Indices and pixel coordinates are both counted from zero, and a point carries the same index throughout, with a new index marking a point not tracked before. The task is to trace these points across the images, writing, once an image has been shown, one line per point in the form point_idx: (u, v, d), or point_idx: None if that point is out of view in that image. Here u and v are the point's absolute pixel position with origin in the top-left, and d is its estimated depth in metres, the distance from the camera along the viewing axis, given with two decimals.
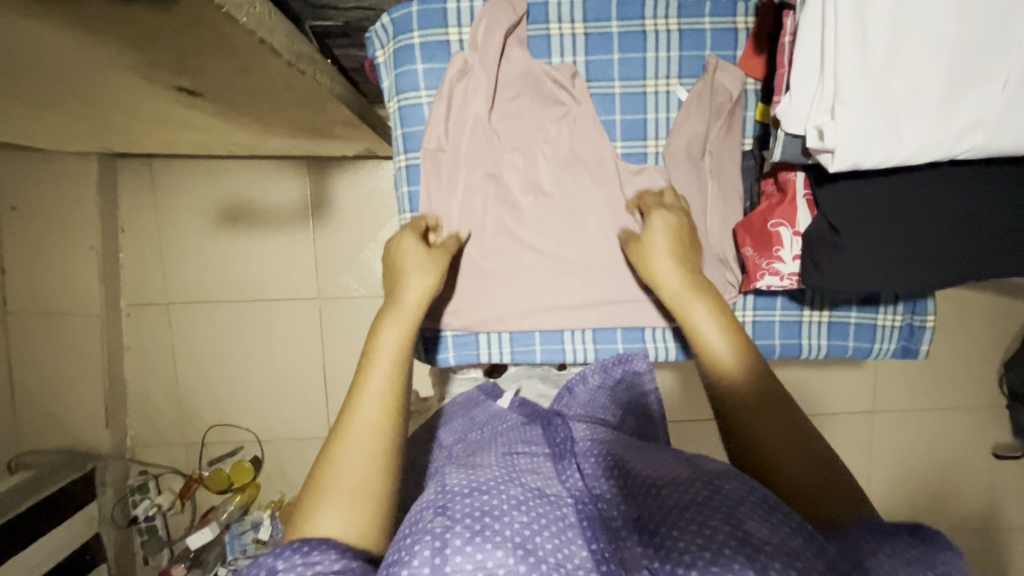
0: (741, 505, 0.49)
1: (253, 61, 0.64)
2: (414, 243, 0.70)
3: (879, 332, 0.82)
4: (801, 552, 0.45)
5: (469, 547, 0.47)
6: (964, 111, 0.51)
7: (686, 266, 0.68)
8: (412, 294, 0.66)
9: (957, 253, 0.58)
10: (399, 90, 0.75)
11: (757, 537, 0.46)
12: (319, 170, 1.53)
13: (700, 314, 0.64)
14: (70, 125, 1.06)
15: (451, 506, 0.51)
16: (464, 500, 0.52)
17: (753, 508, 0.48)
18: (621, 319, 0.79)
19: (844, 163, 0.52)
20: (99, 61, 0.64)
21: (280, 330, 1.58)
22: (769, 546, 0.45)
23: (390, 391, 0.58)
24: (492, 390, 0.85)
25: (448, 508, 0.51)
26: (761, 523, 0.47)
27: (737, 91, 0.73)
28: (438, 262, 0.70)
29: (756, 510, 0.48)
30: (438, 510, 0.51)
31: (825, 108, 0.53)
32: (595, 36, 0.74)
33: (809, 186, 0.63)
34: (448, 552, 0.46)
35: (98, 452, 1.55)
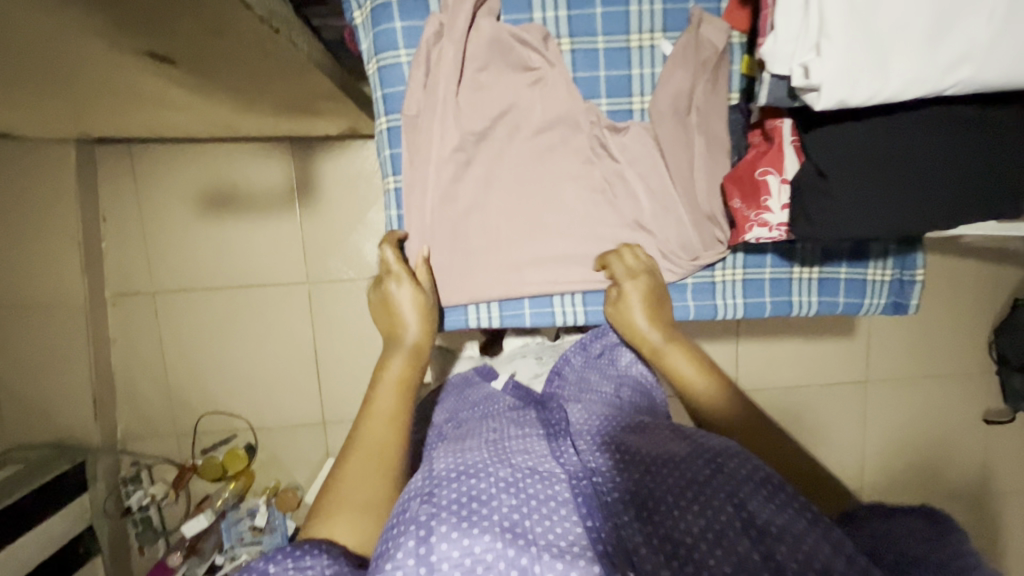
0: (744, 488, 0.53)
1: (224, 19, 0.63)
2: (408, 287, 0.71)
3: (869, 287, 0.82)
4: (803, 535, 0.48)
5: (457, 532, 0.48)
6: (952, 43, 0.50)
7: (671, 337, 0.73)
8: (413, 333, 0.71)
9: (945, 196, 0.58)
10: (377, 50, 0.73)
11: (762, 519, 0.50)
12: (304, 152, 1.51)
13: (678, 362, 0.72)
14: (42, 106, 1.04)
15: (436, 493, 0.52)
16: (451, 486, 0.53)
17: (756, 492, 0.52)
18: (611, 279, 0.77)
19: (831, 100, 0.51)
20: (65, 22, 0.63)
21: (270, 317, 1.57)
22: (773, 529, 0.49)
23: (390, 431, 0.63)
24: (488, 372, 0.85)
25: (434, 496, 0.52)
26: (766, 505, 0.51)
27: (721, 43, 0.72)
28: (429, 302, 0.73)
29: (760, 492, 0.52)
30: (424, 497, 0.52)
31: (810, 46, 0.52)
32: None
33: (797, 132, 0.63)
34: (433, 540, 0.48)
35: (88, 444, 1.53)
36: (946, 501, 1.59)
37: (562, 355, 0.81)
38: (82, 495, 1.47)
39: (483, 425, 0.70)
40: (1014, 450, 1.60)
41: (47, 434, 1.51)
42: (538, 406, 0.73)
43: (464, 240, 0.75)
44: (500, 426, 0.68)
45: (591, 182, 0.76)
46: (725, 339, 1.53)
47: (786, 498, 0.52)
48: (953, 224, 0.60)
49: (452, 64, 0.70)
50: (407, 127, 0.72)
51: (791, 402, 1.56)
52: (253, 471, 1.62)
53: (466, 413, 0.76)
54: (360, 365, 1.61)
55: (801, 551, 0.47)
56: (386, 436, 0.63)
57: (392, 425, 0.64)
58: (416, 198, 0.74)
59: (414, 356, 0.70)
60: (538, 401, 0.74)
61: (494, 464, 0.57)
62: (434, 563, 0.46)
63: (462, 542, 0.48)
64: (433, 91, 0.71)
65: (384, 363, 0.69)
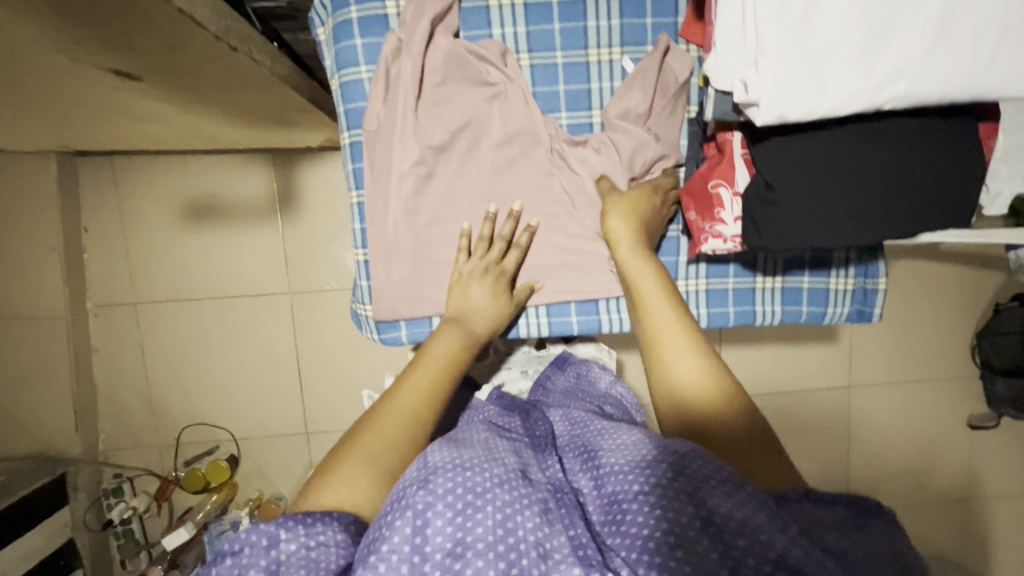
0: (706, 484, 0.49)
1: (180, 38, 0.63)
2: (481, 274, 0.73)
3: (832, 295, 0.83)
4: (762, 525, 0.46)
5: (451, 526, 0.50)
6: (886, 59, 0.51)
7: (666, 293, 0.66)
8: (479, 322, 0.72)
9: (888, 206, 0.59)
10: (339, 66, 0.74)
11: (721, 515, 0.47)
12: (285, 162, 1.51)
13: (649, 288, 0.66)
14: (17, 121, 1.04)
15: (434, 479, 0.53)
16: (447, 475, 0.53)
17: (717, 486, 0.49)
18: (574, 289, 0.78)
19: (770, 115, 0.52)
20: (24, 42, 0.63)
21: (252, 327, 1.57)
22: (732, 523, 0.47)
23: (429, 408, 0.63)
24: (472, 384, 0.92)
25: (430, 482, 0.53)
26: (727, 498, 0.48)
27: (683, 85, 0.74)
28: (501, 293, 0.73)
29: (721, 485, 0.49)
30: (422, 483, 0.53)
31: (749, 63, 0.53)
32: (535, 7, 0.73)
33: (746, 145, 0.64)
34: (428, 530, 0.50)
35: (68, 457, 1.52)
36: (931, 506, 1.58)
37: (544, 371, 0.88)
38: (63, 508, 1.46)
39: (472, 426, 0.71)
40: (998, 454, 1.60)
41: (29, 446, 1.51)
42: (522, 418, 0.76)
43: (428, 252, 0.76)
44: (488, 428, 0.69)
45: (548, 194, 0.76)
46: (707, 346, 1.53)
47: (753, 493, 0.48)
48: (901, 235, 0.61)
49: (411, 81, 0.70)
50: (368, 142, 0.73)
51: (773, 408, 1.56)
52: (236, 482, 1.61)
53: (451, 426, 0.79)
54: (343, 375, 1.61)
55: (757, 543, 0.45)
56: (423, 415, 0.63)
57: (432, 407, 0.64)
58: (379, 212, 0.74)
59: (467, 342, 0.70)
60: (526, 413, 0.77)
61: (488, 460, 0.57)
62: (427, 553, 0.49)
63: (454, 533, 0.50)
64: (393, 107, 0.72)
65: (439, 340, 0.69)
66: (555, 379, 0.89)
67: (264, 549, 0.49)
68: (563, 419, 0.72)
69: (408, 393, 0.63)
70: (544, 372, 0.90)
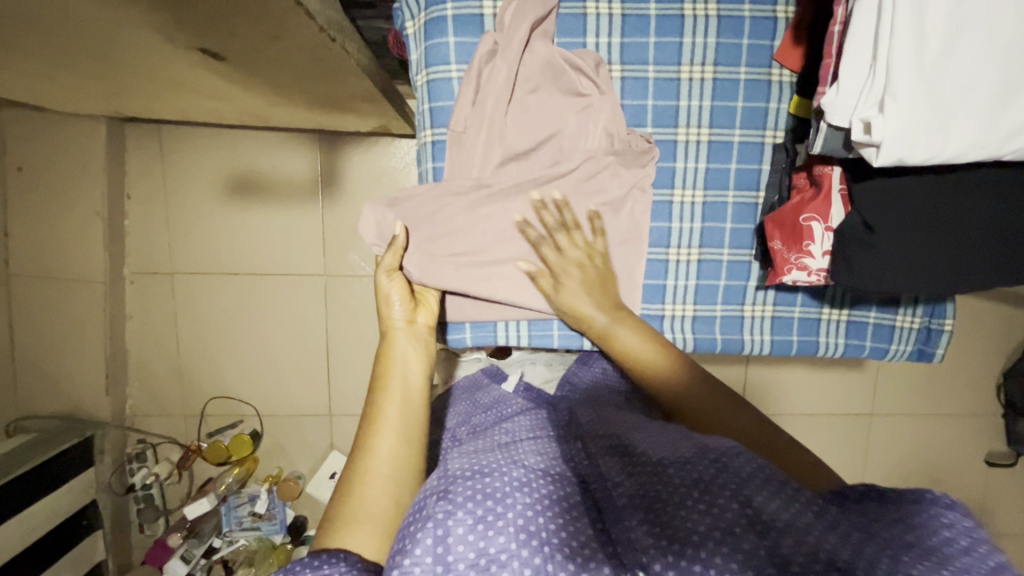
0: (749, 484, 0.49)
1: (284, 26, 0.63)
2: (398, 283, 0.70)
3: (897, 333, 0.82)
4: (809, 527, 0.45)
5: (473, 534, 0.45)
6: (1016, 112, 0.50)
7: (597, 296, 0.73)
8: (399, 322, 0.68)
9: (988, 257, 0.58)
10: (428, 63, 0.73)
11: (767, 514, 0.46)
12: (331, 144, 1.50)
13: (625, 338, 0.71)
14: (80, 84, 1.03)
15: (453, 489, 0.49)
16: (466, 483, 0.50)
17: (761, 487, 0.49)
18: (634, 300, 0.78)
19: (889, 158, 0.51)
20: (126, 17, 0.63)
21: (285, 306, 1.57)
22: (777, 523, 0.45)
23: (407, 428, 0.59)
24: (495, 372, 0.87)
25: (449, 492, 0.49)
26: (767, 498, 0.48)
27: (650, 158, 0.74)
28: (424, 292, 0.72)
29: (762, 487, 0.49)
30: (440, 494, 0.50)
31: (873, 102, 0.52)
32: (633, 18, 0.72)
33: (845, 182, 0.63)
34: (451, 540, 0.45)
35: (96, 419, 1.54)
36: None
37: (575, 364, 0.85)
38: (87, 470, 1.48)
39: (497, 428, 0.69)
40: (1016, 494, 1.59)
41: (58, 406, 1.53)
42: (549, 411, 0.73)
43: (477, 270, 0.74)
44: (513, 428, 0.67)
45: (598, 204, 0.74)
46: (735, 363, 1.53)
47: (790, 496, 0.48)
48: (987, 289, 0.61)
49: (504, 85, 0.70)
50: (453, 143, 0.73)
51: (795, 429, 1.56)
52: (257, 457, 1.63)
53: (480, 418, 0.75)
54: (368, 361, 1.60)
55: (805, 543, 0.43)
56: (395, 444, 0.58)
57: (404, 431, 0.59)
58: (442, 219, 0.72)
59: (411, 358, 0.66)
60: (549, 406, 0.74)
61: (508, 463, 0.54)
62: (451, 563, 0.44)
63: (477, 542, 0.45)
64: (481, 108, 0.71)
65: (388, 369, 0.64)
66: (580, 375, 0.84)
67: None
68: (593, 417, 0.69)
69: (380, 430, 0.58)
70: (569, 369, 0.85)
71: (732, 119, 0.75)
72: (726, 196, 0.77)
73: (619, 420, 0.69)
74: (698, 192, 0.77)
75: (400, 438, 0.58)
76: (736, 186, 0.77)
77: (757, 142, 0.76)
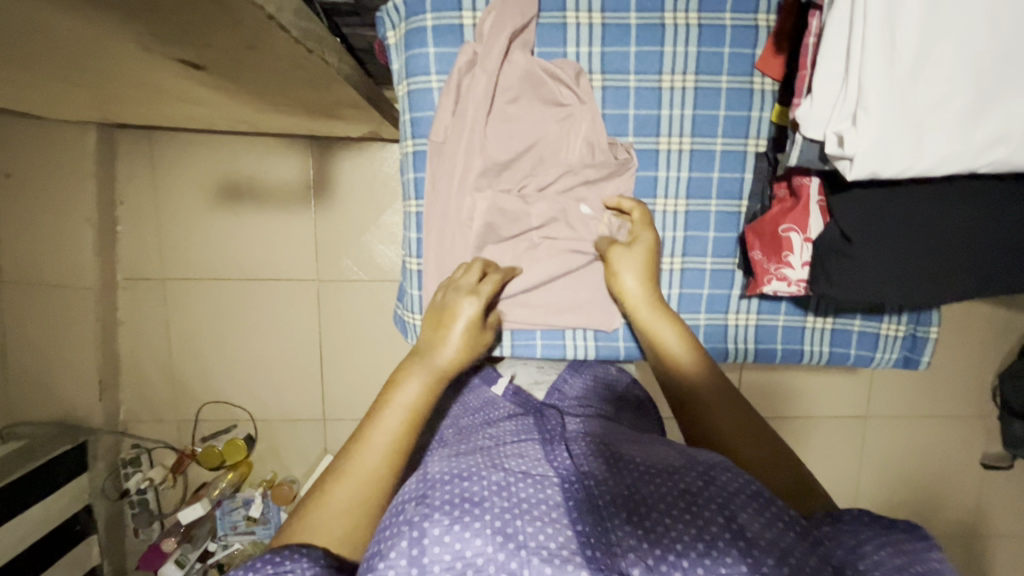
0: (734, 499, 0.49)
1: (262, 39, 0.63)
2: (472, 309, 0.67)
3: (882, 341, 0.82)
4: (791, 548, 0.46)
5: (449, 536, 0.45)
6: (990, 124, 0.50)
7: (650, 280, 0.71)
8: (447, 355, 0.65)
9: (963, 268, 0.58)
10: (409, 73, 0.73)
11: (751, 532, 0.46)
12: (322, 149, 1.50)
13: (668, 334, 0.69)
14: (66, 92, 1.03)
15: (430, 495, 0.50)
16: (444, 488, 0.50)
17: (746, 504, 0.48)
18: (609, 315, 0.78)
19: (862, 171, 0.51)
20: (103, 30, 0.63)
21: (278, 311, 1.57)
22: (759, 540, 0.46)
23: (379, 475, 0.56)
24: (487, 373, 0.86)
25: (427, 497, 0.50)
26: (753, 516, 0.47)
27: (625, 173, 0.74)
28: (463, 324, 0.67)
29: (749, 504, 0.48)
30: (418, 500, 0.50)
31: (847, 115, 0.51)
32: (613, 28, 0.72)
33: (824, 193, 0.63)
34: (427, 542, 0.45)
35: (90, 425, 1.54)
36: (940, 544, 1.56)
37: (567, 369, 0.82)
38: (82, 474, 1.49)
39: (481, 432, 0.68)
40: (1011, 496, 1.59)
41: (52, 411, 1.53)
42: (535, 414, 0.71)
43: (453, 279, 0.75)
44: (498, 432, 0.67)
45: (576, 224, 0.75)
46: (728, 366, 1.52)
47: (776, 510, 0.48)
48: (963, 298, 0.60)
49: (483, 95, 0.70)
50: (433, 153, 0.73)
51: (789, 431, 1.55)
52: (252, 462, 1.63)
53: (467, 420, 0.75)
54: (361, 365, 1.61)
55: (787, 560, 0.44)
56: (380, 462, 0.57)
57: (395, 450, 0.58)
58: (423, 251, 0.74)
59: (434, 382, 0.64)
60: (537, 408, 0.73)
61: (487, 467, 0.54)
62: (426, 565, 0.44)
63: (453, 545, 0.45)
64: (460, 119, 0.71)
65: (404, 379, 0.63)
66: (571, 384, 0.81)
67: None
68: (579, 420, 0.69)
69: (349, 471, 0.56)
70: (559, 377, 0.82)
71: (713, 128, 0.75)
72: (708, 204, 0.77)
73: (606, 425, 0.69)
74: (681, 201, 0.77)
75: (390, 459, 0.58)
76: (718, 195, 0.77)
77: (739, 151, 0.76)
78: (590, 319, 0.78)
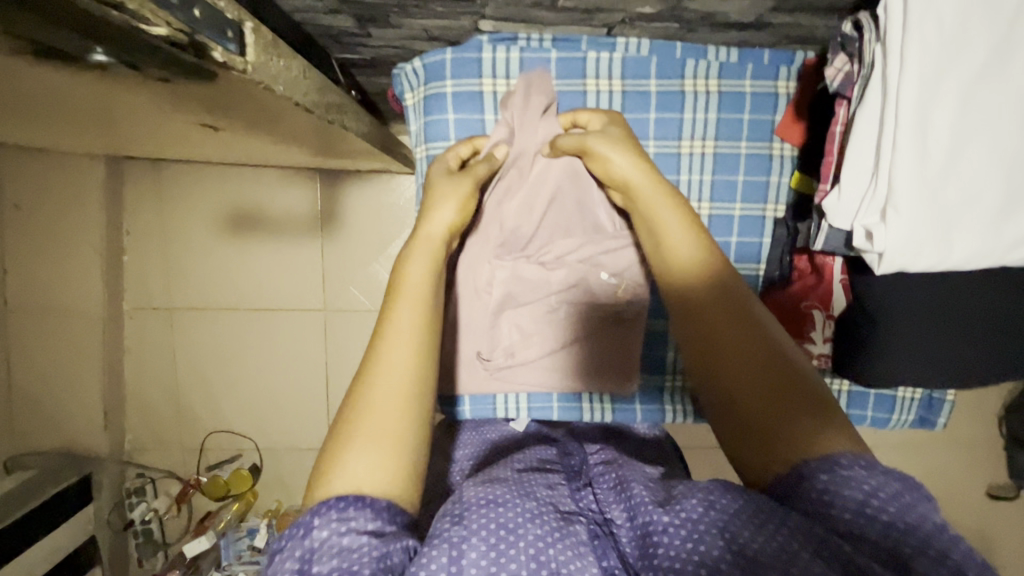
0: (735, 515, 0.40)
1: (283, 112, 0.62)
2: (443, 175, 0.64)
3: (899, 403, 0.82)
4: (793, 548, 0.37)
5: (487, 560, 0.41)
6: (1017, 223, 0.50)
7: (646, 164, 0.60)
8: (436, 225, 0.59)
9: (985, 353, 0.58)
10: (428, 138, 0.73)
11: (753, 549, 0.38)
12: (331, 179, 1.50)
13: (668, 218, 0.56)
14: (78, 134, 1.02)
15: (467, 515, 0.45)
16: (479, 511, 0.45)
17: (750, 519, 0.40)
18: (626, 382, 0.77)
19: (891, 267, 0.51)
20: (123, 101, 0.63)
21: (284, 340, 1.56)
22: (761, 557, 0.37)
23: (398, 378, 0.47)
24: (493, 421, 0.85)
25: (464, 518, 0.45)
26: (753, 531, 0.39)
27: None
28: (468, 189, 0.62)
29: (753, 519, 0.40)
30: (454, 519, 0.45)
31: (875, 209, 0.51)
32: (633, 95, 0.72)
33: (847, 272, 0.63)
34: (465, 561, 0.40)
35: (95, 455, 1.53)
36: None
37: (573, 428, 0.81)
38: (86, 507, 1.47)
39: (506, 464, 0.63)
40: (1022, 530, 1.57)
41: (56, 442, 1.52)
42: (559, 452, 0.70)
43: (471, 344, 0.76)
44: (519, 465, 0.63)
45: (594, 292, 0.74)
46: None
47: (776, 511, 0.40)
48: (990, 381, 0.60)
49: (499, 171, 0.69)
50: None
51: None
52: (257, 491, 1.61)
53: (487, 459, 0.72)
54: None
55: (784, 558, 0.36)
56: (408, 352, 0.49)
57: (417, 338, 0.50)
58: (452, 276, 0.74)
59: (435, 261, 0.56)
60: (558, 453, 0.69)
61: (521, 495, 0.49)
62: None
63: (490, 568, 0.40)
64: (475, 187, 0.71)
65: (405, 263, 0.55)
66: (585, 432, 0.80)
67: (299, 538, 0.41)
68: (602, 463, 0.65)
69: (362, 389, 0.47)
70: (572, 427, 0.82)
71: (732, 193, 0.75)
72: None
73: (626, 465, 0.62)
74: None
75: (406, 352, 0.49)
76: (737, 259, 0.76)
77: (758, 216, 0.75)
78: (606, 384, 0.77)
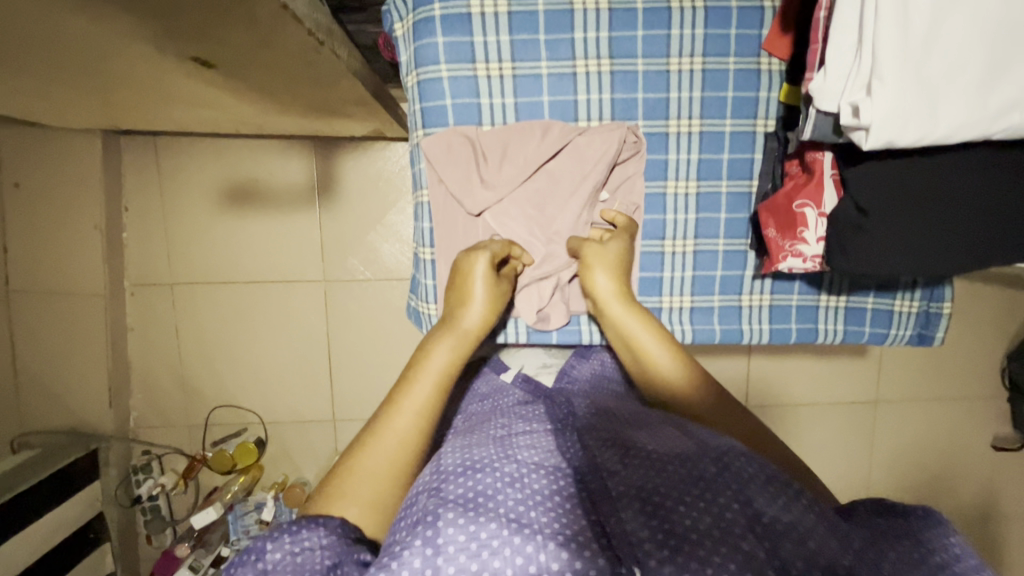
0: (750, 484, 0.48)
1: (273, 32, 0.64)
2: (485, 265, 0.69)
3: (896, 318, 0.82)
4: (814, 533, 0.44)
5: (464, 519, 0.43)
6: (1003, 91, 0.50)
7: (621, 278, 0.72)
8: (472, 321, 0.67)
9: (981, 236, 0.58)
10: (418, 63, 0.74)
11: (767, 517, 0.45)
12: (326, 150, 1.50)
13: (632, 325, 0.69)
14: (72, 99, 1.02)
15: (445, 486, 0.47)
16: (458, 480, 0.48)
17: (762, 492, 0.47)
18: None
19: (878, 141, 0.51)
20: (118, 33, 0.64)
21: (285, 312, 1.57)
22: (778, 526, 0.44)
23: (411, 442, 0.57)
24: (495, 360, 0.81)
25: (441, 490, 0.47)
26: (772, 503, 0.46)
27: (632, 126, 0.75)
28: (499, 287, 0.70)
29: (764, 489, 0.47)
30: (432, 492, 0.47)
31: (862, 85, 0.52)
32: (620, 12, 0.73)
33: (837, 166, 0.64)
34: (441, 525, 0.43)
35: (101, 433, 1.53)
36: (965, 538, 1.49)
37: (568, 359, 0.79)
38: (93, 483, 1.48)
39: (492, 423, 0.62)
40: None
41: (60, 421, 1.52)
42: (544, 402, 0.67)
43: None
44: (509, 421, 0.62)
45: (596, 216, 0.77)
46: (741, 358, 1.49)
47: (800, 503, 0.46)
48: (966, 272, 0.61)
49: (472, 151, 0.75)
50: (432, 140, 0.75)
51: (802, 420, 1.47)
52: (263, 465, 1.61)
53: (476, 408, 0.70)
54: (368, 365, 1.60)
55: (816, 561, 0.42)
56: (418, 422, 0.58)
57: (424, 415, 0.59)
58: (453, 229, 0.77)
59: (461, 347, 0.65)
60: (548, 398, 0.68)
61: (502, 460, 0.51)
62: (441, 546, 0.42)
63: (468, 527, 0.43)
64: (452, 142, 0.75)
65: (433, 348, 0.64)
66: (580, 367, 0.77)
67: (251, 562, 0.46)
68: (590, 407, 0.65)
69: (376, 447, 0.56)
70: (568, 360, 0.79)
71: (722, 110, 0.76)
72: (719, 186, 0.78)
73: (615, 410, 0.65)
74: (692, 183, 0.78)
75: (420, 418, 0.59)
76: (729, 177, 0.77)
77: (748, 132, 0.76)
78: None
